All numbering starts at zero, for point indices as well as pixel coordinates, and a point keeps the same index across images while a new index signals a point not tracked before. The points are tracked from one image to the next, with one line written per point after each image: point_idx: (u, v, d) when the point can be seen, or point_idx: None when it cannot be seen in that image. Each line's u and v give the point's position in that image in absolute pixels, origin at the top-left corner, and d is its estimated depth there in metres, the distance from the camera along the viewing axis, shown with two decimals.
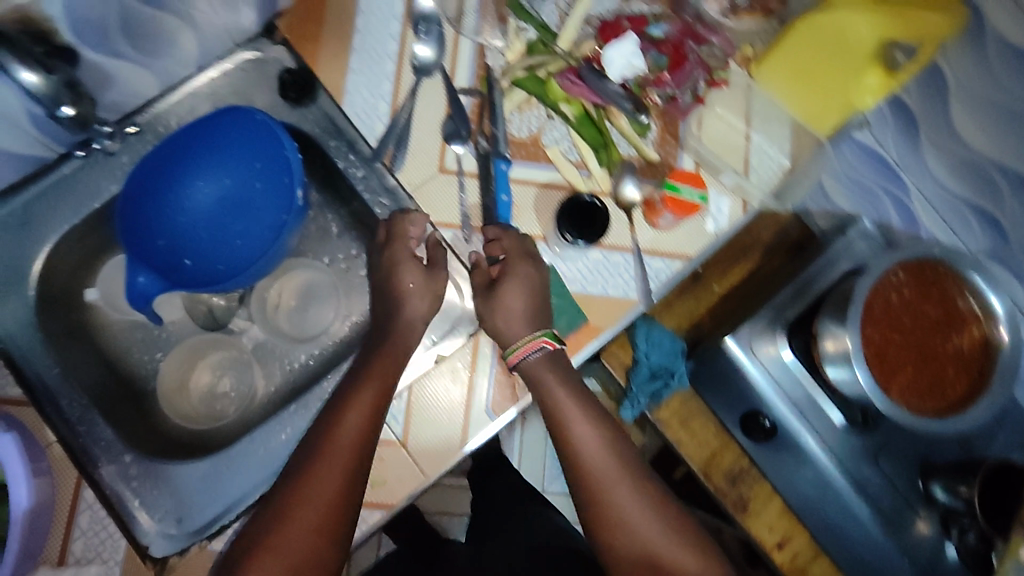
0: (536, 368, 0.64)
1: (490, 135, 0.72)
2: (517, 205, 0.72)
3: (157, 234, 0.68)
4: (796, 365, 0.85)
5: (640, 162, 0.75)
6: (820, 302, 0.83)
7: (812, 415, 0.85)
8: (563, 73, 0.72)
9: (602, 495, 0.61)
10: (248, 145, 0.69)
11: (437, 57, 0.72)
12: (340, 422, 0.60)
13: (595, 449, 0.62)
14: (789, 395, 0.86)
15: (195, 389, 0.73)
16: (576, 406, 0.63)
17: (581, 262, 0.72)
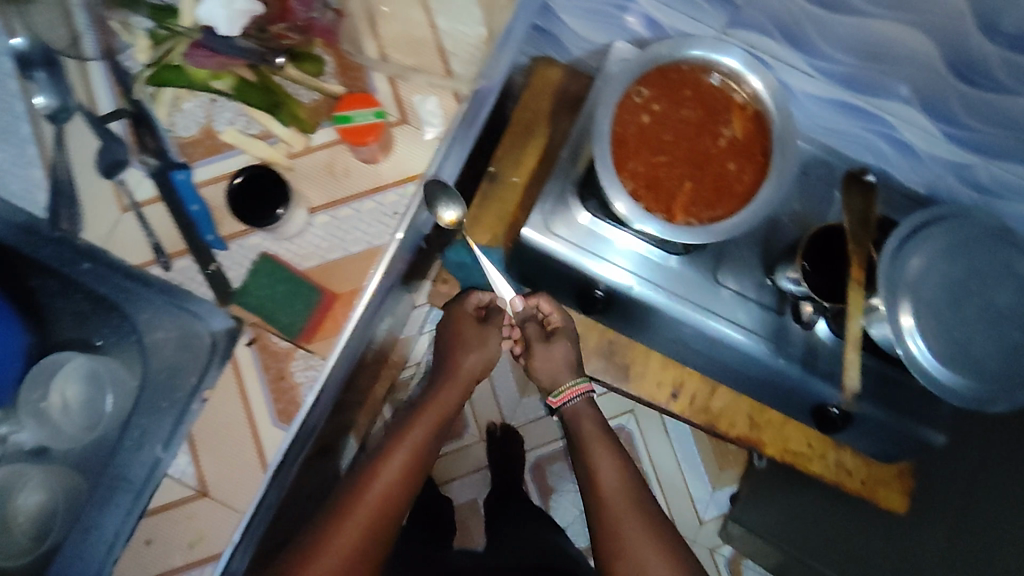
0: (592, 433, 0.80)
1: (158, 148, 0.66)
2: (217, 207, 0.66)
3: None
4: (593, 224, 0.78)
5: (329, 102, 0.68)
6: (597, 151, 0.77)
7: (645, 264, 0.78)
8: (191, 51, 0.62)
9: (613, 508, 0.74)
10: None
11: (64, 99, 0.66)
12: (381, 467, 0.72)
13: (623, 488, 0.76)
14: (617, 257, 0.78)
15: (16, 524, 0.70)
16: (616, 456, 0.79)
17: (308, 237, 0.67)
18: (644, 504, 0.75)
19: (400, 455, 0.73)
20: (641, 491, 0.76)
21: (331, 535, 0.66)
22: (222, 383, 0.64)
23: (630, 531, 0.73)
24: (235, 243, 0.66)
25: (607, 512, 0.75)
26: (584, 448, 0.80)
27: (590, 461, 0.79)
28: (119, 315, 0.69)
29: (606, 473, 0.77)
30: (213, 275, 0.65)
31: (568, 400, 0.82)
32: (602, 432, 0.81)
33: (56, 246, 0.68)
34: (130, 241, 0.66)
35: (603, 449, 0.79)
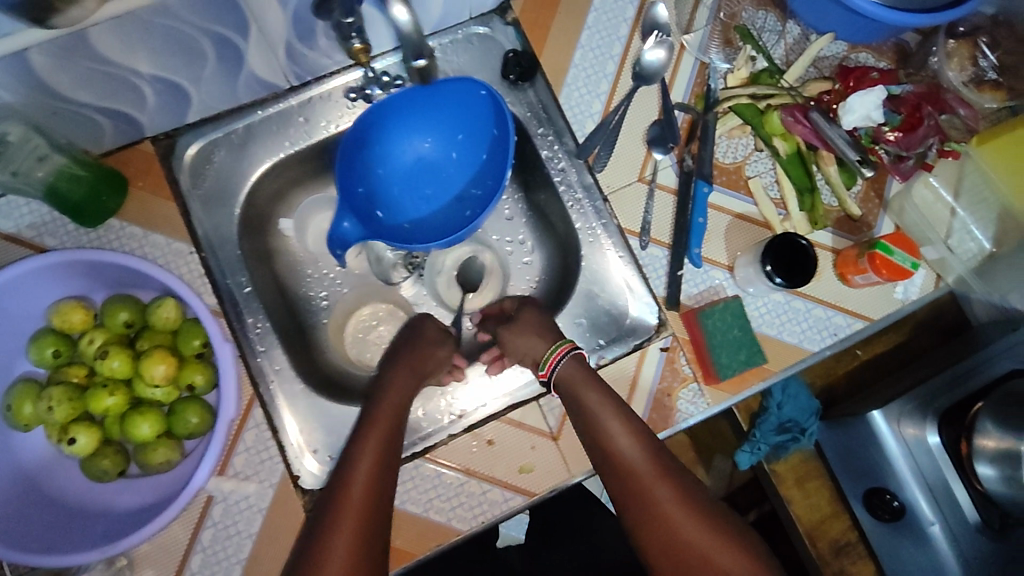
0: (638, 468, 0.60)
1: (697, 156, 0.71)
2: (710, 229, 0.71)
3: (357, 182, 0.71)
4: (939, 450, 0.80)
5: (839, 214, 0.72)
6: (979, 394, 0.80)
7: (944, 502, 0.79)
8: (789, 108, 0.70)
9: (658, 519, 0.58)
10: (463, 120, 0.71)
11: (664, 64, 0.70)
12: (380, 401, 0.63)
13: (650, 476, 0.59)
14: (924, 475, 0.80)
15: (351, 333, 0.76)
16: (673, 491, 0.59)
17: (766, 303, 0.70)
18: (708, 525, 0.58)
19: (381, 421, 0.60)
20: (718, 524, 0.58)
21: (332, 531, 0.53)
22: (621, 363, 0.68)
23: (711, 552, 0.57)
24: (706, 266, 0.70)
25: (668, 538, 0.58)
26: (637, 492, 0.59)
27: (594, 446, 0.61)
28: (540, 243, 0.78)
29: (673, 511, 0.58)
30: (675, 280, 0.69)
31: (555, 365, 0.64)
32: (667, 493, 0.59)
33: (566, 166, 0.73)
34: (628, 208, 0.71)
35: (608, 427, 0.60)
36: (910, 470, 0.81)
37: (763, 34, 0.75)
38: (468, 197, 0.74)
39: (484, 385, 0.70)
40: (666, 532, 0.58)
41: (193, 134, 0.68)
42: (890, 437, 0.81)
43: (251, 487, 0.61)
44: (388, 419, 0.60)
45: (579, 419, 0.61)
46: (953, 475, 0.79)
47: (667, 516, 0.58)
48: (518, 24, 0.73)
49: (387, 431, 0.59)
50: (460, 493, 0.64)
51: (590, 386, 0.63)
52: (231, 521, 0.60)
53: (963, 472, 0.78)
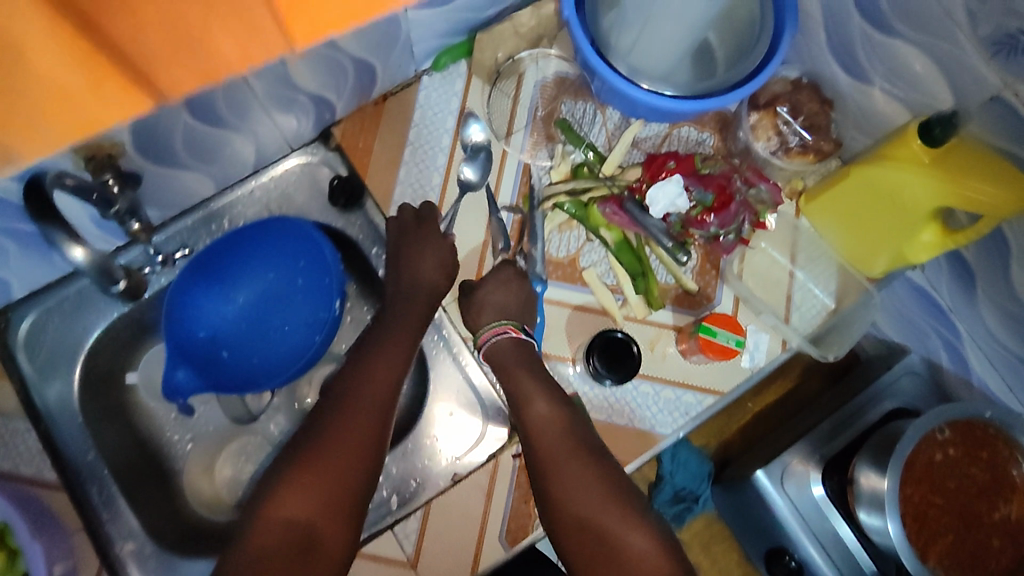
0: (544, 429, 0.62)
1: (529, 255, 0.73)
2: (550, 325, 0.72)
3: (197, 327, 0.71)
4: (822, 499, 0.79)
5: (677, 291, 0.73)
6: (865, 435, 0.80)
7: (837, 555, 0.78)
8: (605, 201, 0.71)
9: (568, 488, 0.59)
10: (300, 250, 0.73)
11: (480, 177, 0.74)
12: (369, 374, 0.63)
13: (557, 430, 0.62)
14: (815, 532, 0.79)
15: (220, 477, 0.76)
16: (589, 467, 0.60)
17: (613, 393, 0.70)
18: (615, 501, 0.58)
19: (375, 383, 0.63)
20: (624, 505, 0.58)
21: (286, 481, 0.57)
22: (474, 477, 0.68)
23: (613, 527, 0.57)
24: (549, 363, 0.71)
25: (574, 514, 0.58)
26: (547, 467, 0.60)
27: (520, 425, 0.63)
28: None
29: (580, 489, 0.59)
30: None
31: (492, 337, 0.67)
32: (569, 453, 0.61)
33: None
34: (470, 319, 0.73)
35: (534, 406, 0.63)
36: (801, 527, 0.80)
37: (583, 125, 0.77)
38: (319, 321, 0.74)
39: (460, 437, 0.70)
40: (573, 503, 0.58)
41: (22, 310, 0.68)
42: (775, 494, 0.81)
43: None
44: (376, 388, 0.62)
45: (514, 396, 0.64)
46: (841, 527, 0.78)
47: (577, 485, 0.59)
48: (340, 148, 0.75)
49: (368, 407, 0.61)
50: None
51: (520, 365, 0.66)
52: None
53: (851, 522, 0.78)
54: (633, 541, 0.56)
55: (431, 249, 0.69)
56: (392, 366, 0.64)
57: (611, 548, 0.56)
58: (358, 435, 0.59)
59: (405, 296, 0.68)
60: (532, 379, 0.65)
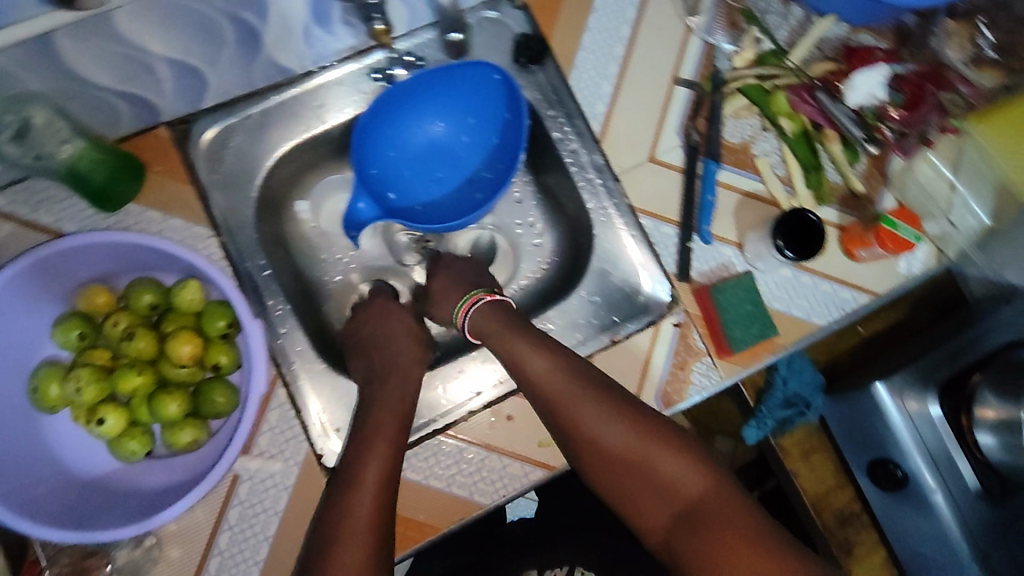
0: (507, 334, 0.64)
1: (707, 134, 0.73)
2: (719, 207, 0.72)
3: (370, 163, 0.72)
4: (941, 421, 0.82)
5: (844, 191, 0.74)
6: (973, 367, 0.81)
7: (948, 474, 0.82)
8: (795, 89, 0.73)
9: (586, 425, 0.60)
10: (475, 107, 0.73)
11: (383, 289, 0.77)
12: (373, 414, 0.60)
13: (557, 380, 0.61)
14: (931, 451, 0.82)
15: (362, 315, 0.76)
16: (599, 410, 0.60)
17: (772, 278, 0.72)
18: (644, 435, 0.59)
19: (389, 401, 0.61)
20: (632, 419, 0.60)
21: (348, 500, 0.54)
22: (635, 339, 0.70)
23: (656, 464, 0.58)
24: (715, 244, 0.72)
25: (605, 455, 0.59)
26: (561, 409, 0.61)
27: (517, 372, 0.63)
28: (552, 224, 0.80)
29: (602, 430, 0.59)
30: (685, 252, 0.71)
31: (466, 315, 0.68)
32: (576, 390, 0.61)
33: (578, 147, 0.73)
34: (652, 189, 0.72)
35: (530, 359, 0.62)
36: (916, 445, 0.83)
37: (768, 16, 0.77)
38: (479, 179, 0.75)
39: (622, 300, 0.71)
40: (606, 445, 0.59)
41: (208, 118, 0.67)
42: (894, 411, 0.84)
43: (276, 466, 0.62)
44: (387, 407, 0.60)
45: (506, 358, 0.63)
46: (954, 446, 0.81)
47: (602, 436, 0.60)
48: (528, 9, 0.74)
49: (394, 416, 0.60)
50: (482, 467, 0.65)
51: (511, 330, 0.64)
52: (257, 498, 0.61)
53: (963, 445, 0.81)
54: (688, 488, 0.57)
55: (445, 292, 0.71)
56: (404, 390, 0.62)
57: (659, 489, 0.58)
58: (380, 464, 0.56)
59: (398, 376, 0.63)
60: (507, 323, 0.65)
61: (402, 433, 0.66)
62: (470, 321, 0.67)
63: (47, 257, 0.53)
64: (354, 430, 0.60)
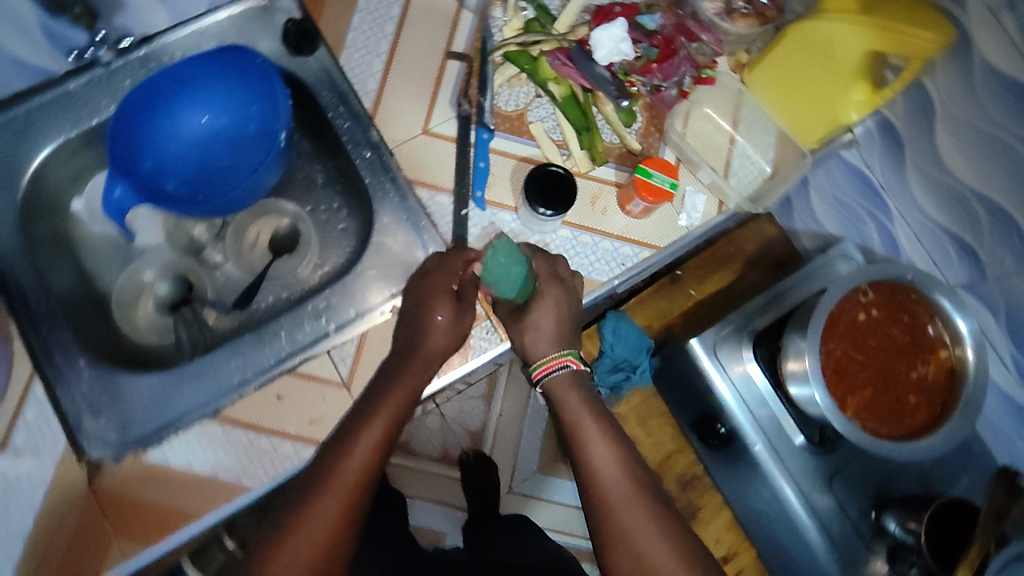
0: (568, 399, 0.65)
1: (477, 104, 0.73)
2: (494, 174, 0.73)
3: (143, 156, 0.70)
4: (765, 386, 0.82)
5: (620, 150, 0.75)
6: (787, 316, 0.83)
7: (774, 434, 0.81)
8: (555, 53, 0.74)
9: (590, 473, 0.62)
10: (253, 90, 0.71)
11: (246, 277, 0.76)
12: (346, 453, 0.59)
13: (613, 463, 0.62)
14: (755, 414, 0.81)
15: (147, 307, 0.75)
16: (605, 445, 0.63)
17: (552, 241, 0.73)
18: (637, 495, 0.61)
19: (359, 451, 0.59)
20: (637, 486, 0.61)
21: (283, 544, 0.56)
22: None
23: (633, 538, 0.58)
24: (491, 210, 0.72)
25: (601, 507, 0.61)
26: (582, 465, 0.62)
27: (576, 447, 0.64)
28: (346, 204, 0.79)
29: (598, 462, 0.62)
30: (460, 220, 0.71)
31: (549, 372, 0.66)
32: (597, 433, 0.63)
33: (352, 125, 0.73)
34: (427, 161, 0.73)
35: (592, 441, 0.63)
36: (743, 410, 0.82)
37: None
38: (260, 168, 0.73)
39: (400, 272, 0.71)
40: (596, 494, 0.61)
41: None
42: (727, 386, 0.83)
43: (28, 462, 0.60)
44: (393, 411, 0.61)
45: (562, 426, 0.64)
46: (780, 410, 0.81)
47: (597, 485, 0.61)
48: None
49: (356, 461, 0.59)
50: (248, 450, 0.64)
51: (567, 391, 0.65)
52: (11, 495, 0.59)
53: (785, 400, 0.81)
54: (656, 558, 0.58)
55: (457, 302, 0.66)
56: (376, 439, 0.60)
57: (637, 561, 0.58)
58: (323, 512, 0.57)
59: (399, 393, 0.63)
60: (582, 395, 0.66)
61: (167, 423, 0.64)
62: (547, 383, 0.66)
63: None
64: (335, 445, 0.60)
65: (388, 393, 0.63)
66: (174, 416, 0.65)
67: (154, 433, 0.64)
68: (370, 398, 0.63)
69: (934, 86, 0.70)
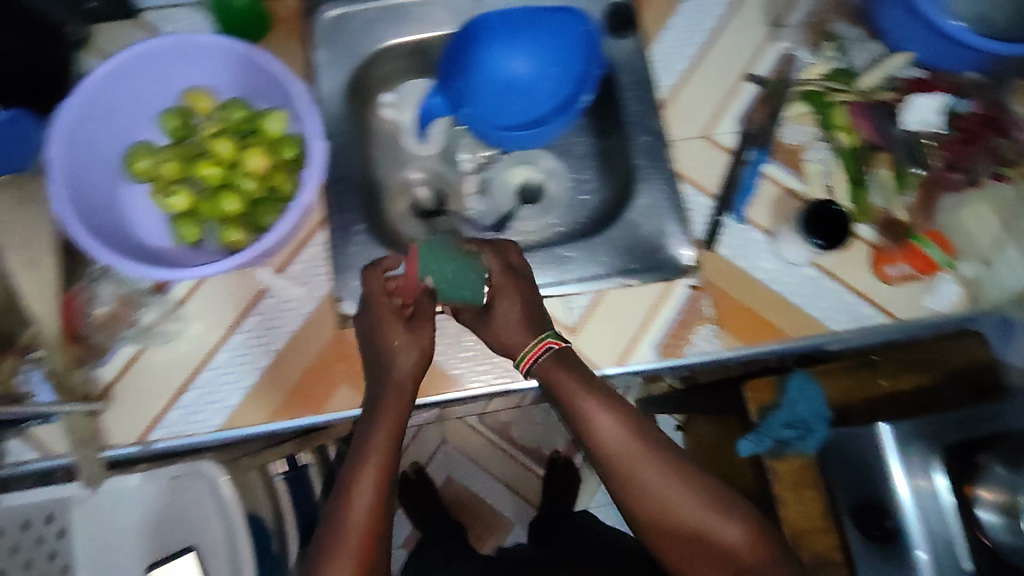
0: (572, 388, 0.63)
1: (763, 129, 0.77)
2: (758, 195, 0.76)
3: (455, 79, 0.79)
4: (950, 503, 0.76)
5: (885, 214, 0.76)
6: (989, 439, 0.78)
7: (943, 556, 0.76)
8: (852, 105, 0.77)
9: (606, 448, 0.63)
10: (569, 55, 0.78)
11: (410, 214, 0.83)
12: (355, 478, 0.58)
13: (635, 447, 0.62)
14: (931, 530, 0.76)
15: (410, 203, 0.83)
16: (613, 417, 0.63)
17: (796, 276, 0.74)
18: (663, 464, 0.62)
19: (374, 464, 0.58)
20: (653, 453, 0.62)
21: (331, 559, 0.56)
22: (647, 287, 0.72)
23: (682, 516, 0.61)
24: (747, 225, 0.75)
25: (638, 489, 0.62)
26: (613, 459, 0.63)
27: (582, 429, 0.64)
28: (598, 178, 0.84)
29: (603, 434, 0.63)
30: (715, 224, 0.74)
31: (532, 361, 0.65)
32: (603, 402, 0.63)
33: (640, 110, 0.79)
34: (699, 163, 0.77)
35: (598, 417, 0.63)
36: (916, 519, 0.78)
37: (850, 45, 0.81)
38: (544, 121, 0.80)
39: (647, 251, 0.74)
40: (612, 460, 0.63)
41: (334, 3, 0.78)
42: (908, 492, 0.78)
43: (299, 289, 0.69)
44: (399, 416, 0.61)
45: (571, 412, 0.64)
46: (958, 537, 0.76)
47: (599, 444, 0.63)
48: None
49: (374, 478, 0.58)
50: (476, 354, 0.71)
51: (582, 387, 0.63)
52: (276, 315, 0.68)
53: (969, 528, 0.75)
54: (668, 496, 0.61)
55: (399, 329, 0.63)
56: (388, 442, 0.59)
57: (689, 538, 0.61)
58: (368, 510, 0.57)
59: (398, 396, 0.62)
60: (584, 378, 0.64)
61: None
62: (541, 367, 0.65)
63: (175, 44, 0.64)
64: (340, 489, 0.58)
65: (382, 398, 0.62)
66: None
67: None
68: (369, 401, 0.63)
69: None
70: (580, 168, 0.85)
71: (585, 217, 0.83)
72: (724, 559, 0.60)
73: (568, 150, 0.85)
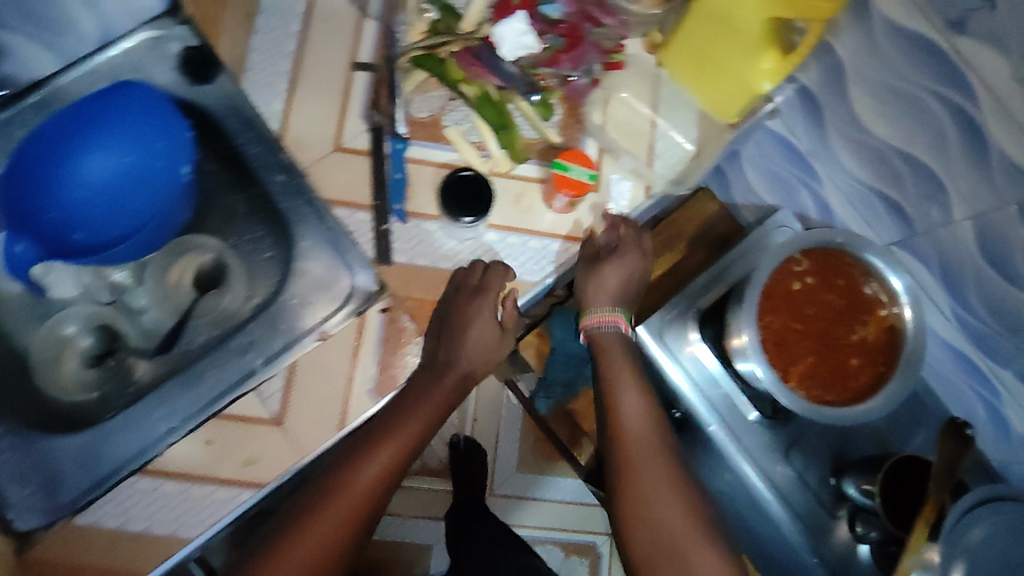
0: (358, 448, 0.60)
1: (386, 115, 0.72)
2: (412, 184, 0.72)
3: (46, 208, 0.66)
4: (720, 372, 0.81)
5: (542, 145, 0.73)
6: (727, 294, 0.81)
7: (732, 417, 0.81)
8: (462, 55, 0.70)
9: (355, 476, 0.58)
10: (155, 128, 0.69)
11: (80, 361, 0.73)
12: (293, 540, 0.54)
13: (646, 434, 0.60)
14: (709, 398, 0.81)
15: (69, 365, 0.72)
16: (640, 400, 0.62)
17: (479, 248, 0.72)
18: (673, 483, 0.57)
19: (312, 540, 0.54)
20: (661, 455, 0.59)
21: None
22: (342, 333, 0.69)
23: (638, 504, 0.56)
24: (413, 221, 0.71)
25: (635, 490, 0.58)
26: (628, 454, 0.59)
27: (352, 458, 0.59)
28: (270, 230, 0.76)
29: (631, 413, 0.62)
30: (382, 236, 0.70)
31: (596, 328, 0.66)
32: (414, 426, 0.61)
33: (261, 152, 0.71)
34: (342, 181, 0.71)
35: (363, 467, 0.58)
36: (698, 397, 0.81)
37: None
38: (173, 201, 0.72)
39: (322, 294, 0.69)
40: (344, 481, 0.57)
41: None
42: (678, 377, 0.82)
43: None
44: (402, 442, 0.60)
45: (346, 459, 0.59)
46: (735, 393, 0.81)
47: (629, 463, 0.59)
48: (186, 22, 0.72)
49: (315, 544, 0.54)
50: (183, 496, 0.66)
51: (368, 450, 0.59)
52: None
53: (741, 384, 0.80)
54: (663, 517, 0.55)
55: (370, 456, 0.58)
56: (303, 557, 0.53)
57: (645, 535, 0.55)
58: None
59: (340, 491, 0.57)
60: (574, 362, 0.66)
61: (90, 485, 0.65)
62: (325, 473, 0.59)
63: None
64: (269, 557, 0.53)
65: (318, 506, 0.55)
66: (107, 468, 0.66)
67: (81, 497, 0.65)
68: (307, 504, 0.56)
69: (842, 42, 0.67)
70: (243, 228, 0.77)
71: (260, 287, 0.76)
72: (659, 535, 0.55)
73: (228, 214, 0.77)
